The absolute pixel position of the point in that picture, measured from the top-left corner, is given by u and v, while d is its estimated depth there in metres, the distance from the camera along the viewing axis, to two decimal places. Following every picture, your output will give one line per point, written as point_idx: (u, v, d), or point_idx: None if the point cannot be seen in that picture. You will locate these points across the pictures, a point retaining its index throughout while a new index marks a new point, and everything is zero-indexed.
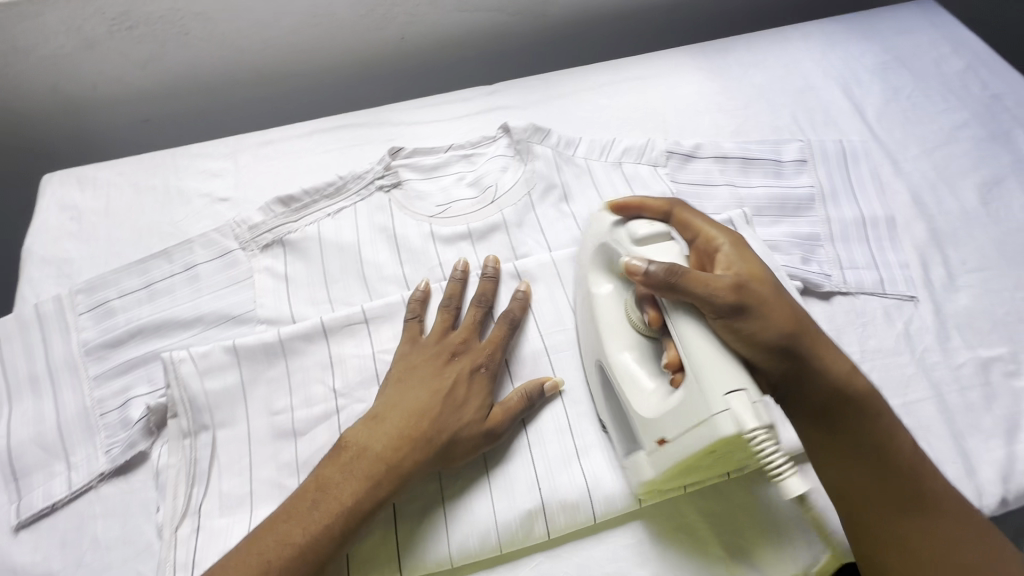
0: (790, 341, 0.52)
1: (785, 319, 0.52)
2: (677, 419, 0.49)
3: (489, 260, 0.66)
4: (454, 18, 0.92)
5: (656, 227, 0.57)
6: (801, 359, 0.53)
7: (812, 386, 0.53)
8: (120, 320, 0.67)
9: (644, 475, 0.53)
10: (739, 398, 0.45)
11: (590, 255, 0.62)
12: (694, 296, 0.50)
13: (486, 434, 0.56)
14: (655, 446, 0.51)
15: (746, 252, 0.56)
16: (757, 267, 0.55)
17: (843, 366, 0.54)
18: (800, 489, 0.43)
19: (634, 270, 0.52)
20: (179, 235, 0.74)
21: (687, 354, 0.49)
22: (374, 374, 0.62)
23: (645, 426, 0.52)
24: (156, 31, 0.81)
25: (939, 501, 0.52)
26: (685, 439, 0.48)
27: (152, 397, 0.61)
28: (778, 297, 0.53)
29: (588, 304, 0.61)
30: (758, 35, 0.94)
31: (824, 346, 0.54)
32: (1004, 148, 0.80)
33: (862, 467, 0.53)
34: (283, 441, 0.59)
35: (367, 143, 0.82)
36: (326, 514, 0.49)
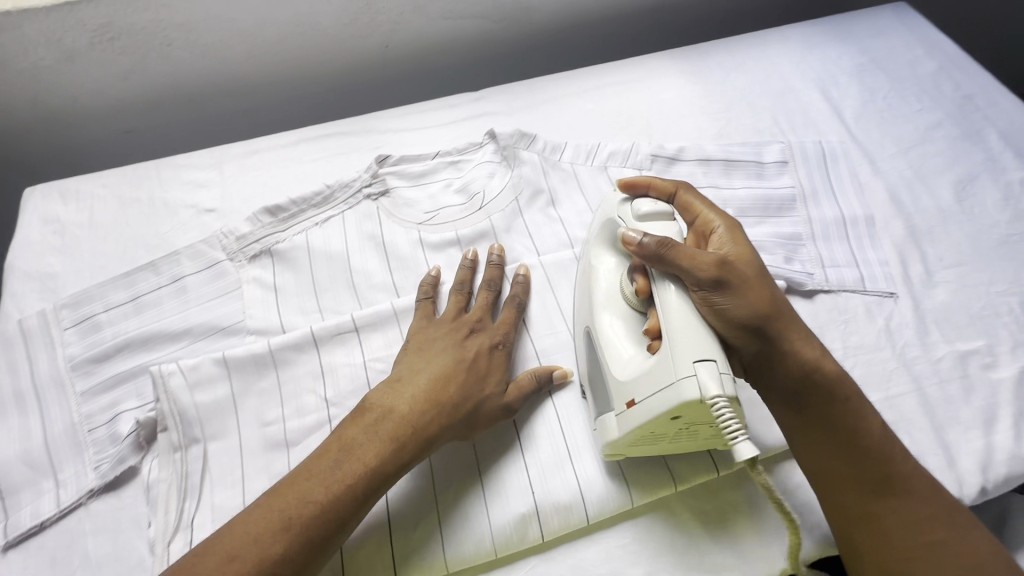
0: (765, 322, 0.53)
1: (763, 301, 0.53)
2: (648, 382, 0.51)
3: (493, 249, 0.69)
4: (439, 25, 0.92)
5: (659, 206, 0.58)
6: (777, 341, 0.53)
7: (787, 368, 0.54)
8: (108, 334, 0.66)
9: (609, 435, 0.55)
10: (705, 365, 0.47)
11: (598, 229, 0.64)
12: (680, 267, 0.52)
13: (505, 407, 0.58)
14: (623, 409, 0.53)
15: (736, 236, 0.58)
16: (746, 250, 0.57)
17: (815, 350, 0.55)
18: (749, 455, 0.45)
19: (629, 241, 0.55)
20: (165, 247, 0.73)
21: (665, 317, 0.51)
22: (366, 382, 0.62)
23: (617, 389, 0.54)
24: (139, 42, 0.80)
25: (907, 480, 0.51)
26: (651, 401, 0.50)
27: (141, 411, 0.61)
28: (761, 280, 0.55)
29: (589, 273, 0.63)
30: (738, 39, 0.96)
31: (800, 331, 0.55)
32: (977, 146, 0.82)
33: (826, 441, 0.53)
34: (275, 451, 0.59)
35: (354, 151, 0.82)
36: (348, 473, 0.50)
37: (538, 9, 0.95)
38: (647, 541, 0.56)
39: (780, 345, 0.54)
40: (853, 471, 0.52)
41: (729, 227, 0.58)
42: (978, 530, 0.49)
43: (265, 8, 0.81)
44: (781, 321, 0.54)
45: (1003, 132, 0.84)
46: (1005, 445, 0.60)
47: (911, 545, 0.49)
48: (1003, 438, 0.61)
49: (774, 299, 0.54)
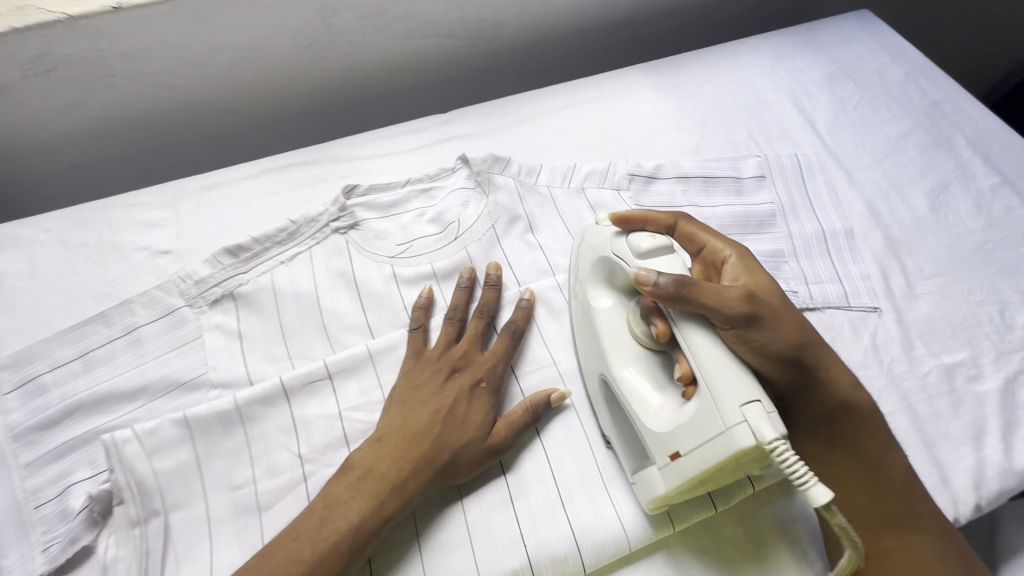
0: (798, 351, 0.53)
1: (793, 330, 0.54)
2: (693, 432, 0.48)
3: (490, 267, 0.67)
4: (404, 45, 0.89)
5: (658, 240, 0.56)
6: (807, 369, 0.54)
7: (820, 395, 0.55)
8: (54, 397, 0.61)
9: (655, 489, 0.52)
10: (752, 411, 0.45)
11: (591, 267, 0.62)
12: (707, 307, 0.50)
13: (489, 450, 0.55)
14: (667, 463, 0.51)
15: (750, 263, 0.58)
16: (763, 278, 0.57)
17: (845, 381, 0.56)
18: (825, 499, 0.42)
19: (643, 281, 0.52)
20: (116, 295, 0.68)
21: (699, 361, 0.49)
22: (342, 435, 0.59)
23: (657, 443, 0.51)
24: (79, 74, 0.74)
25: (926, 520, 0.53)
26: (702, 454, 0.47)
27: (94, 482, 0.56)
28: (787, 306, 0.55)
29: (588, 315, 0.61)
30: (709, 51, 0.95)
31: (828, 357, 0.56)
32: (947, 154, 0.83)
33: (857, 474, 0.55)
34: (247, 517, 0.55)
35: (319, 181, 0.78)
36: (333, 532, 0.49)
37: (506, 25, 0.92)
38: None
39: (811, 374, 0.54)
40: (878, 504, 0.54)
41: (739, 255, 0.58)
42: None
43: (216, 34, 0.76)
44: (812, 348, 0.55)
45: (971, 139, 0.85)
46: (996, 460, 0.60)
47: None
48: (993, 453, 0.61)
49: (803, 325, 0.55)
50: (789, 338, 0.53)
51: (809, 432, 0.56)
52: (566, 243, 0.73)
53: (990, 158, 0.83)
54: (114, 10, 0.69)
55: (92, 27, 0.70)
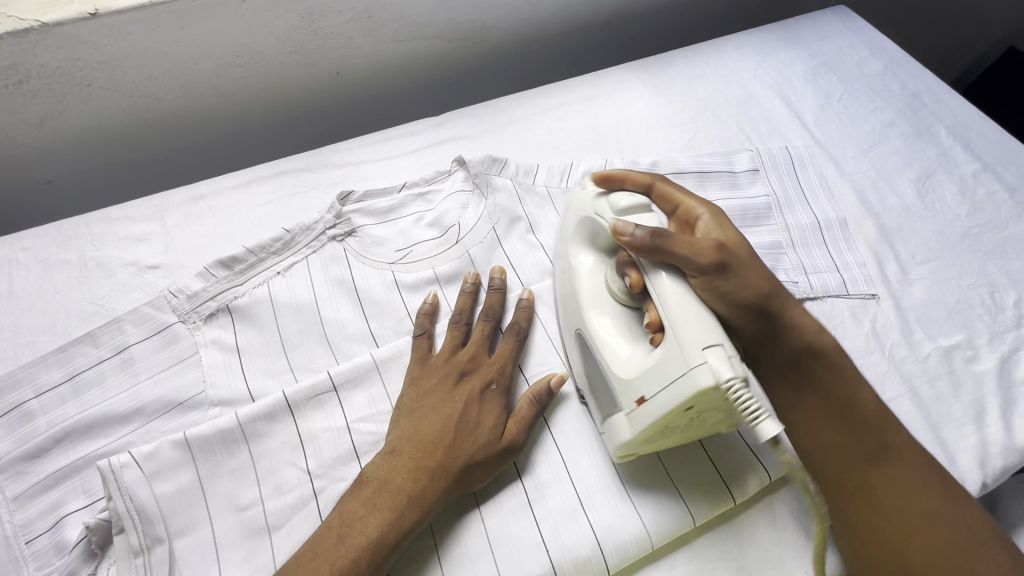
0: (764, 302, 0.54)
1: (759, 281, 0.54)
2: (657, 377, 0.48)
3: (495, 271, 0.65)
4: (392, 48, 0.87)
5: (636, 199, 0.57)
6: (774, 318, 0.54)
7: (786, 342, 0.55)
8: (42, 424, 0.57)
9: (621, 436, 0.52)
10: (713, 350, 0.45)
11: (573, 227, 0.62)
12: (679, 255, 0.51)
13: (503, 452, 0.54)
14: (631, 407, 0.51)
15: (723, 220, 0.59)
16: (735, 233, 0.58)
17: (810, 328, 0.56)
18: (774, 433, 0.43)
19: (620, 231, 0.53)
20: (102, 314, 0.65)
21: (666, 308, 0.49)
22: (351, 448, 0.57)
23: (624, 388, 0.51)
24: (53, 84, 0.71)
25: (902, 448, 0.53)
26: (664, 397, 0.47)
27: (91, 512, 0.53)
28: (756, 259, 0.56)
29: (571, 273, 0.61)
30: (695, 48, 0.96)
31: (793, 307, 0.56)
32: (930, 142, 0.86)
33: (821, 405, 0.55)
34: (255, 539, 0.52)
35: (312, 189, 0.76)
36: (353, 548, 0.47)
37: (494, 26, 0.92)
38: None
39: (778, 323, 0.55)
40: (851, 437, 0.53)
41: (712, 212, 0.60)
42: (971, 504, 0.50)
43: (200, 40, 0.74)
44: (778, 300, 0.55)
45: (951, 127, 0.87)
46: (998, 438, 0.62)
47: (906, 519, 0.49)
48: (995, 431, 0.62)
49: (770, 279, 0.55)
50: (754, 289, 0.53)
51: (772, 375, 0.57)
52: None
53: (970, 145, 0.85)
54: (92, 16, 0.66)
55: (67, 35, 0.67)
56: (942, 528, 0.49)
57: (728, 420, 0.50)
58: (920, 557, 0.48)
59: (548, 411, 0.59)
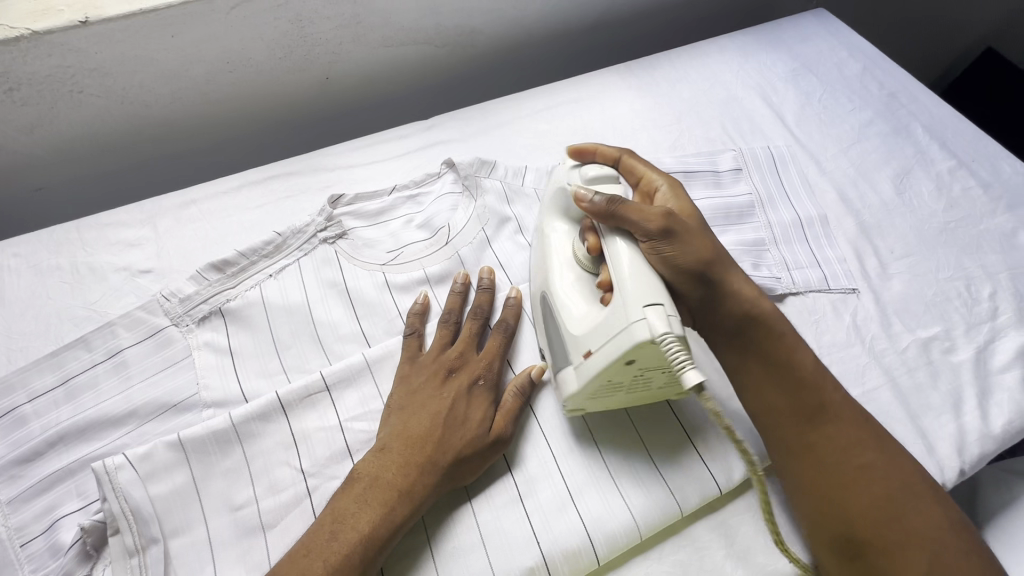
0: (709, 270, 0.56)
1: (704, 249, 0.56)
2: (602, 332, 0.51)
3: (484, 271, 0.67)
4: (382, 54, 0.89)
5: (605, 170, 0.59)
6: (718, 285, 0.56)
7: (733, 309, 0.57)
8: (36, 428, 0.58)
9: (570, 389, 0.54)
10: (653, 307, 0.48)
11: (550, 198, 0.64)
12: (631, 220, 0.54)
13: (491, 446, 0.55)
14: (580, 360, 0.53)
15: (682, 194, 0.62)
16: (689, 206, 0.61)
17: (759, 296, 0.58)
18: (697, 381, 0.44)
19: (581, 197, 0.56)
20: (95, 318, 0.65)
21: (617, 268, 0.52)
22: (344, 446, 0.58)
23: (573, 342, 0.54)
24: (43, 92, 0.72)
25: (840, 409, 0.55)
26: (607, 350, 0.50)
27: (85, 514, 0.53)
28: (706, 229, 0.59)
29: (544, 241, 0.62)
30: (679, 51, 0.98)
31: (739, 277, 0.58)
32: (907, 141, 0.88)
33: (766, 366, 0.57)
34: (250, 537, 0.53)
35: (303, 193, 0.77)
36: (346, 543, 0.48)
37: (481, 31, 0.93)
38: None
39: (721, 291, 0.56)
40: (792, 401, 0.55)
41: (670, 185, 0.63)
42: (903, 458, 0.53)
43: (190, 48, 0.75)
44: (721, 270, 0.57)
45: (927, 126, 0.90)
46: (974, 426, 0.63)
47: (846, 472, 0.52)
48: (972, 419, 0.64)
49: (716, 250, 0.57)
50: (699, 258, 0.55)
51: (729, 344, 0.58)
52: None
53: (945, 143, 0.88)
54: (82, 24, 0.67)
55: (57, 43, 0.68)
56: (880, 479, 0.51)
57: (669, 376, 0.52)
58: (857, 508, 0.50)
59: (536, 404, 0.61)
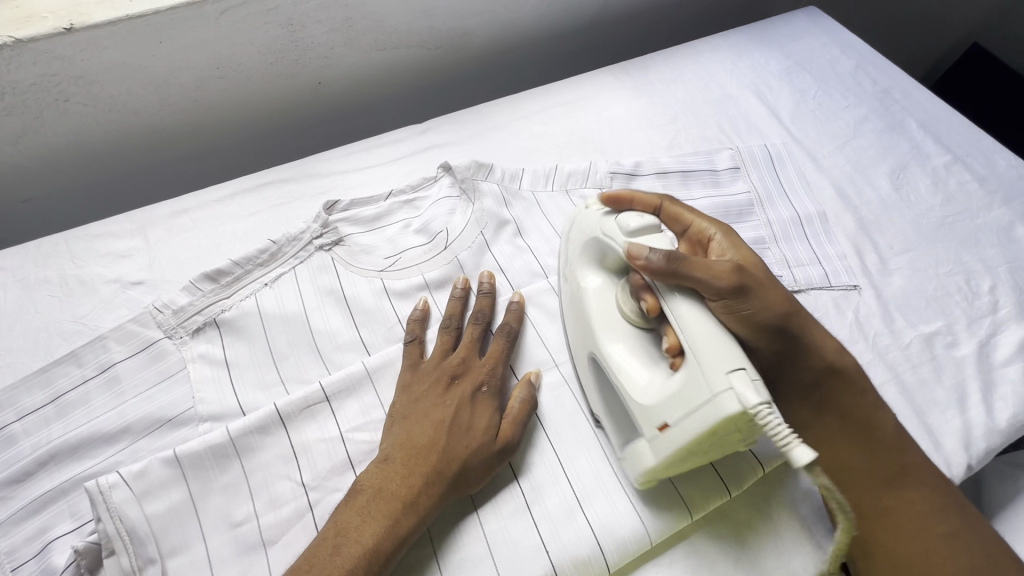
0: (784, 322, 0.54)
1: (779, 301, 0.54)
2: (680, 402, 0.48)
3: (484, 276, 0.66)
4: (374, 57, 0.88)
5: (646, 218, 0.56)
6: (793, 336, 0.55)
7: (807, 357, 0.56)
8: (26, 447, 0.56)
9: (645, 462, 0.51)
10: (737, 374, 0.45)
11: (579, 249, 0.62)
12: (696, 279, 0.51)
13: (498, 453, 0.54)
14: (654, 433, 0.50)
15: (738, 237, 0.60)
16: (751, 252, 0.58)
17: (834, 344, 0.57)
18: (807, 459, 0.41)
19: (634, 255, 0.53)
20: (86, 331, 0.63)
21: (686, 333, 0.50)
22: (345, 457, 0.56)
23: (645, 414, 0.51)
24: (28, 101, 0.70)
25: (921, 471, 0.54)
26: (689, 422, 0.47)
27: (79, 535, 0.51)
28: (773, 276, 0.56)
29: (579, 297, 0.61)
30: (672, 51, 0.98)
31: (810, 321, 0.57)
32: (902, 136, 0.88)
33: (838, 413, 0.56)
34: (251, 555, 0.51)
35: (298, 200, 0.76)
36: (350, 557, 0.47)
37: (474, 33, 0.93)
38: None
39: (795, 340, 0.55)
40: (870, 465, 0.55)
41: (726, 229, 0.60)
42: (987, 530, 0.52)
43: (179, 54, 0.73)
44: (796, 320, 0.55)
45: (921, 121, 0.90)
46: (980, 421, 0.63)
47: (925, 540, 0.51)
48: (977, 414, 0.64)
49: (786, 297, 0.55)
50: (773, 310, 0.53)
51: (795, 386, 0.57)
52: (555, 244, 0.73)
53: (940, 138, 0.88)
54: (67, 31, 0.65)
55: (41, 50, 0.66)
56: (959, 548, 0.51)
57: (750, 444, 0.50)
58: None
59: (545, 411, 0.60)
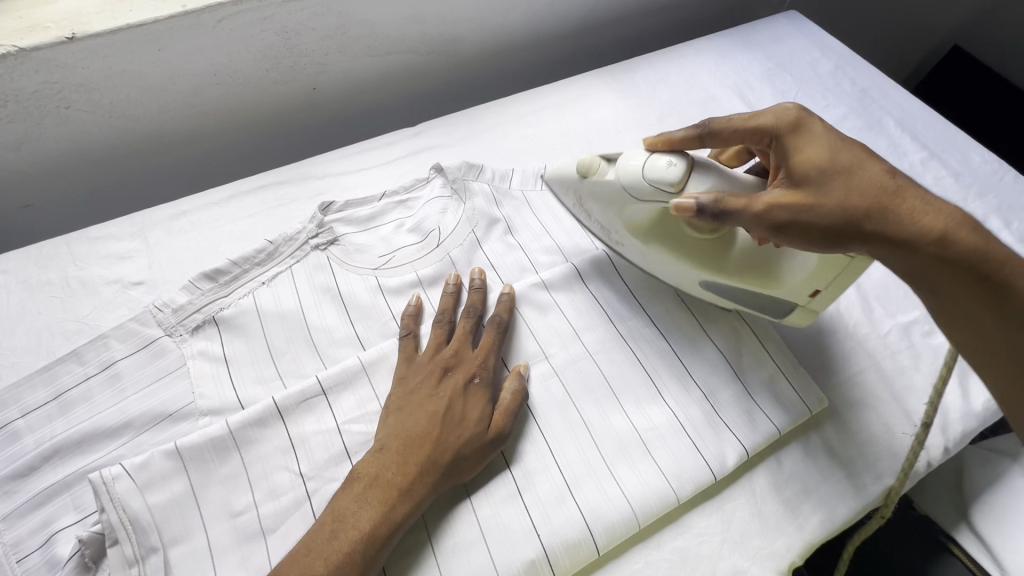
0: (871, 214, 0.53)
1: (861, 192, 0.53)
2: (824, 273, 0.59)
3: (475, 273, 0.68)
4: (367, 63, 0.90)
5: (678, 164, 0.60)
6: (887, 226, 0.53)
7: (915, 239, 0.53)
8: (29, 443, 0.57)
9: (812, 314, 0.64)
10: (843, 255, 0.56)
11: (620, 216, 0.67)
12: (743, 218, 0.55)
13: (490, 442, 0.56)
14: (803, 300, 0.62)
15: (807, 124, 0.57)
16: (824, 141, 0.56)
17: (941, 220, 0.53)
18: None
19: (684, 208, 0.57)
20: (88, 331, 0.65)
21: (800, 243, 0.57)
22: (343, 448, 0.58)
23: (794, 294, 0.62)
24: (30, 108, 0.72)
25: None
26: (841, 280, 0.59)
27: (83, 526, 0.53)
28: (852, 163, 0.54)
29: (649, 253, 0.67)
30: (657, 54, 1.00)
31: (909, 198, 0.54)
32: (880, 134, 0.91)
33: (962, 278, 0.52)
34: (250, 543, 0.53)
35: (293, 202, 0.78)
36: (346, 542, 0.48)
37: (464, 39, 0.95)
38: (657, 563, 0.55)
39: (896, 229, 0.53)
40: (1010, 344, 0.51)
41: (783, 125, 0.57)
42: None
43: (177, 62, 0.76)
44: (888, 207, 0.53)
45: (899, 120, 0.93)
46: (956, 405, 0.66)
47: None
48: (953, 399, 0.67)
49: (871, 182, 0.54)
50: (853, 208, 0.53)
51: (905, 275, 0.56)
52: (544, 241, 0.75)
53: (917, 136, 0.91)
54: (69, 40, 0.68)
55: (44, 59, 0.68)
56: None
57: None
58: None
59: (537, 403, 0.61)
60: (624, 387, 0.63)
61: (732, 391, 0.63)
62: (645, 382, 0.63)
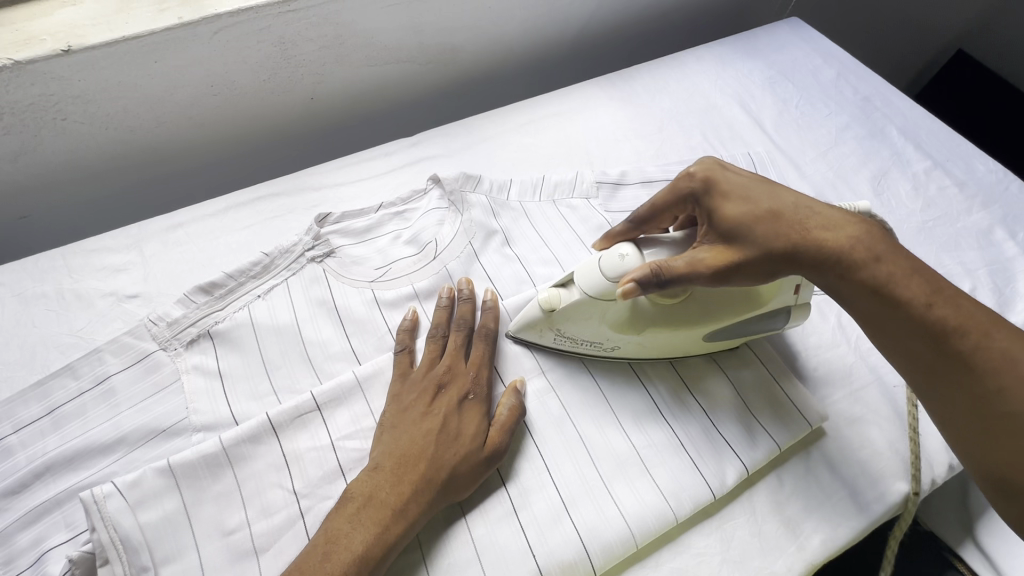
0: (789, 246, 0.53)
1: (775, 226, 0.54)
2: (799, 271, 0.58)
3: (463, 283, 0.67)
4: (364, 73, 0.90)
5: (629, 258, 0.55)
6: (804, 256, 0.53)
7: (821, 259, 0.53)
8: (22, 459, 0.57)
9: (801, 314, 0.63)
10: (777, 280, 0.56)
11: (601, 322, 0.60)
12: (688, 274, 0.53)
13: (486, 460, 0.55)
14: (792, 298, 0.61)
15: (719, 171, 0.58)
16: (734, 187, 0.56)
17: (855, 240, 0.53)
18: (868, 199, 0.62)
19: (631, 292, 0.54)
20: (83, 345, 0.65)
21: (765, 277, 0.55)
22: (336, 465, 0.57)
23: (783, 300, 0.60)
24: (26, 120, 0.72)
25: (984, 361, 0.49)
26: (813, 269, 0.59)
27: (74, 545, 0.52)
28: (762, 199, 0.55)
29: (646, 339, 0.61)
30: (657, 62, 1.00)
31: (822, 224, 0.54)
32: (883, 143, 0.90)
33: (867, 294, 0.52)
34: (243, 563, 0.52)
35: (290, 213, 0.77)
36: (339, 565, 0.48)
37: (462, 48, 0.95)
38: None
39: (803, 251, 0.53)
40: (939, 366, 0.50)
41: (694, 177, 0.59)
42: None
43: (173, 72, 0.75)
44: (797, 233, 0.54)
45: (902, 128, 0.92)
46: None
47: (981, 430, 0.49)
48: None
49: (782, 216, 0.54)
50: (764, 241, 0.54)
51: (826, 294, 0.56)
52: (543, 253, 0.74)
53: (920, 145, 0.90)
54: (66, 52, 0.67)
55: (40, 71, 0.68)
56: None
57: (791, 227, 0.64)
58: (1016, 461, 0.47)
59: (534, 421, 0.60)
60: (622, 405, 0.62)
61: (731, 406, 0.62)
62: (644, 399, 0.63)
